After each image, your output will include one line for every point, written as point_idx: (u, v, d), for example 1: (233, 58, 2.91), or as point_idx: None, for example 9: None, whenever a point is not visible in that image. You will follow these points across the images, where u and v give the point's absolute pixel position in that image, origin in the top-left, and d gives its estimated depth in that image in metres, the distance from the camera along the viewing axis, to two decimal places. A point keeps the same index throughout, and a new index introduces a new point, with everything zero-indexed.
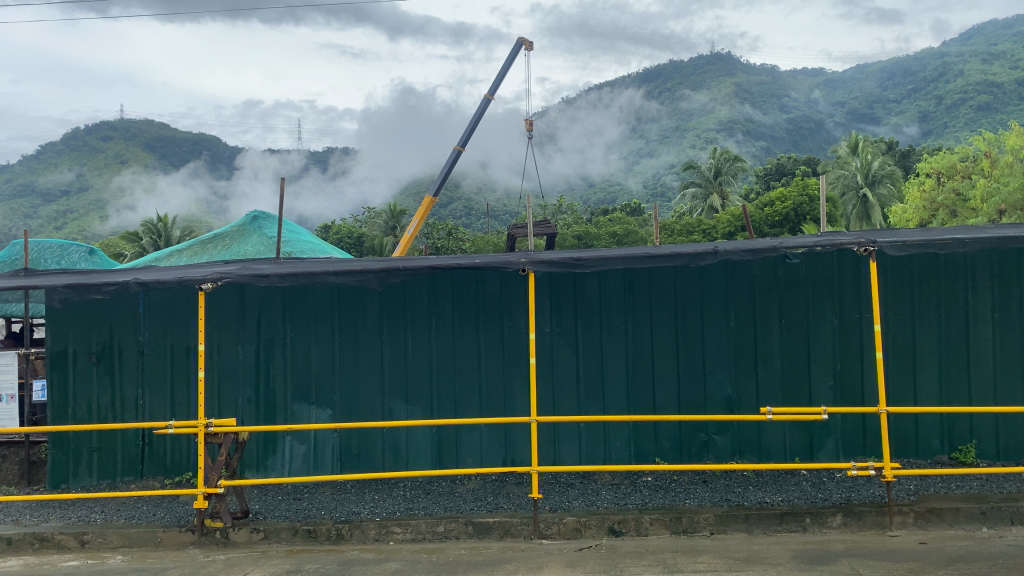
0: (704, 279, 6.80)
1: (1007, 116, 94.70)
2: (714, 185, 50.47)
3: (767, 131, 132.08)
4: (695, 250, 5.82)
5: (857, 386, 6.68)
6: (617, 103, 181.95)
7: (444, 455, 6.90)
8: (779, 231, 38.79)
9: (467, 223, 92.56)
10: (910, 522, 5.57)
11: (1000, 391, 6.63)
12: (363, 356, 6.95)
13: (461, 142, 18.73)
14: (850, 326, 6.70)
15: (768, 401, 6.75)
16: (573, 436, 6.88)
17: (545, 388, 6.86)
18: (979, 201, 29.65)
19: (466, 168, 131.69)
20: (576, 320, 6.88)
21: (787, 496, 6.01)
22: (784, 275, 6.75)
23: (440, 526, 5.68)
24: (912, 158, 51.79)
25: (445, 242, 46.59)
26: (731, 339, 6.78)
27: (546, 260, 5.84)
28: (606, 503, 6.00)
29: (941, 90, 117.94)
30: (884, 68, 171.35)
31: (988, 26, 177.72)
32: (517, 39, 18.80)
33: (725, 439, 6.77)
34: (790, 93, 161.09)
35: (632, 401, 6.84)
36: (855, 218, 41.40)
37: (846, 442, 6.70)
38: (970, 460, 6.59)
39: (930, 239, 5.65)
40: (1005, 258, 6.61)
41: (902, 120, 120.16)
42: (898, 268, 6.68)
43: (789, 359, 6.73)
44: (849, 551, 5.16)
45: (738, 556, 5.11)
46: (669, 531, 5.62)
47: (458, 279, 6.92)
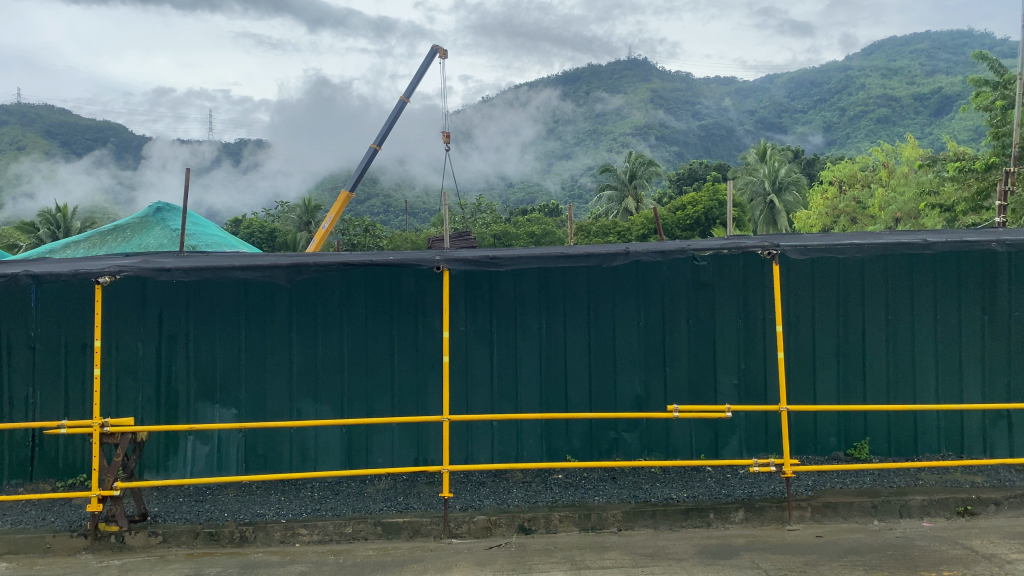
0: (618, 280, 6.89)
1: (904, 129, 100.41)
2: (630, 188, 51.32)
3: (680, 137, 135.56)
4: (607, 252, 5.93)
5: (760, 385, 6.89)
6: (535, 101, 183.13)
7: (354, 454, 6.80)
8: (690, 234, 40.00)
9: (384, 220, 91.74)
10: (807, 516, 5.79)
11: (892, 391, 6.94)
12: (272, 354, 6.78)
13: (377, 142, 18.49)
14: (754, 326, 6.89)
15: (675, 398, 6.90)
16: (485, 435, 6.88)
17: (458, 387, 6.85)
18: (877, 209, 31.31)
19: (383, 164, 130.43)
20: (491, 319, 6.87)
21: (692, 491, 6.16)
22: (693, 277, 6.89)
23: (348, 527, 5.59)
24: (817, 166, 53.96)
25: (362, 240, 45.92)
26: (642, 338, 6.90)
27: (461, 257, 5.82)
28: (516, 501, 6.02)
29: (845, 102, 123.60)
30: (793, 80, 177.86)
31: (888, 43, 186.94)
32: (432, 44, 18.74)
33: (634, 436, 6.88)
34: (703, 100, 165.54)
35: (545, 399, 6.88)
36: (762, 223, 42.98)
37: (749, 439, 6.89)
38: (864, 456, 6.88)
39: (829, 245, 5.88)
40: (897, 263, 6.91)
41: (808, 129, 125.16)
42: (798, 271, 6.91)
43: (696, 358, 6.90)
44: (750, 545, 5.32)
45: (644, 552, 5.20)
46: (578, 528, 5.68)
47: (371, 277, 6.80)
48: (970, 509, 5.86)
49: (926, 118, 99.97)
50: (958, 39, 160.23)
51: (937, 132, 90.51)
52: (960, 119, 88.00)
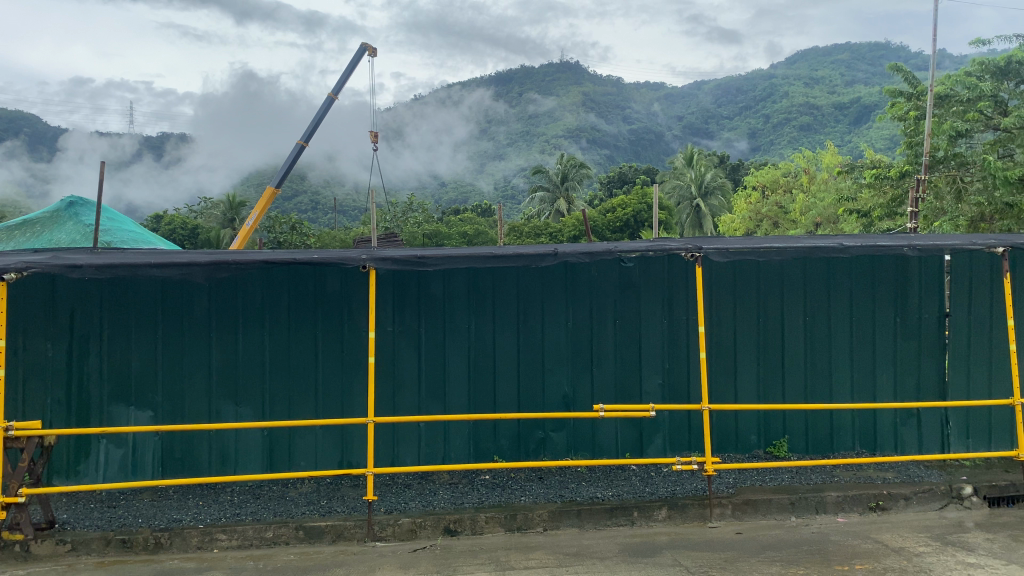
0: (546, 281, 6.91)
1: (824, 136, 103.87)
2: (561, 189, 51.68)
3: (611, 140, 137.23)
4: (536, 252, 5.94)
5: (683, 385, 7.01)
6: (467, 100, 182.80)
7: (276, 457, 6.66)
8: (620, 235, 40.55)
9: (312, 217, 90.23)
10: (728, 513, 5.90)
11: (809, 390, 7.15)
12: (191, 355, 6.59)
13: (304, 138, 18.13)
14: (679, 327, 7.00)
15: (601, 398, 6.96)
16: (411, 436, 6.82)
17: (384, 388, 6.77)
18: (798, 214, 32.34)
19: (312, 160, 128.25)
20: (418, 319, 6.81)
21: (617, 490, 6.22)
22: (620, 278, 6.96)
23: (268, 532, 5.46)
24: (742, 172, 55.31)
25: (289, 237, 45.00)
26: (569, 338, 6.94)
27: (387, 257, 5.74)
28: (442, 502, 5.98)
29: (769, 110, 127.17)
30: (720, 86, 182.07)
31: (811, 53, 193.05)
32: (361, 42, 18.49)
33: (561, 436, 6.91)
34: (632, 104, 168.01)
35: (473, 400, 6.86)
36: (689, 226, 43.85)
37: (673, 438, 7.00)
38: (783, 454, 7.06)
39: (750, 248, 6.01)
40: (815, 266, 7.11)
41: (733, 135, 128.31)
42: (721, 273, 7.05)
43: (622, 358, 6.97)
44: (672, 542, 5.40)
45: (569, 552, 5.23)
46: (503, 529, 5.67)
47: (295, 275, 6.65)
48: (881, 504, 6.08)
49: (845, 126, 103.68)
50: (875, 52, 166.55)
51: (855, 139, 93.89)
52: (877, 128, 91.51)
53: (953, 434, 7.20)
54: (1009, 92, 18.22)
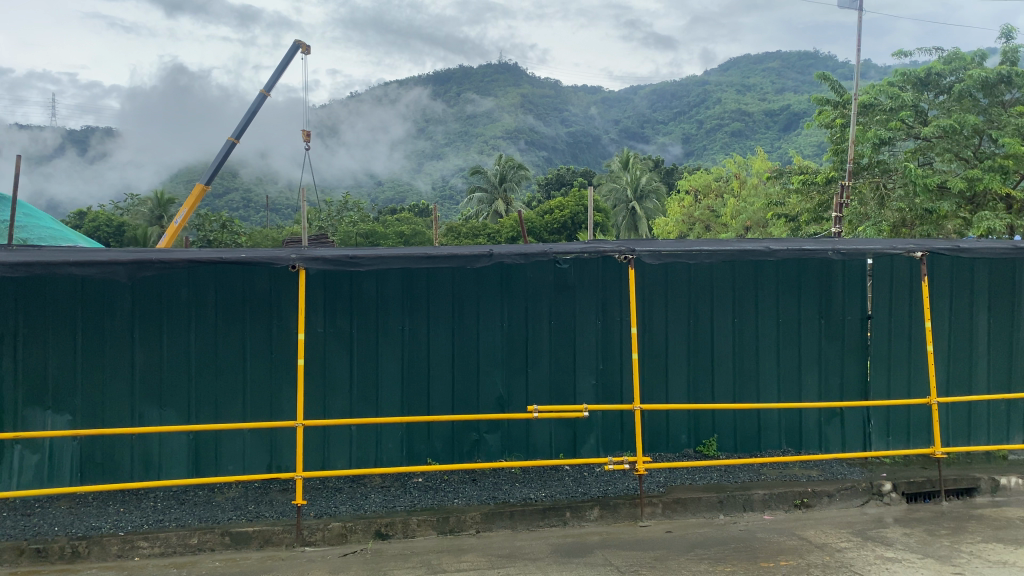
0: (482, 283, 6.88)
1: (755, 143, 106.42)
2: (499, 191, 51.69)
3: (548, 142, 138.02)
4: (471, 253, 5.92)
5: (616, 386, 7.08)
6: (405, 99, 181.54)
7: (202, 462, 6.49)
8: (558, 237, 40.82)
9: (244, 215, 88.34)
10: (658, 512, 5.98)
11: (738, 390, 7.29)
12: (113, 357, 6.37)
13: (235, 135, 17.72)
14: (612, 329, 7.06)
15: (535, 399, 6.97)
16: (343, 439, 6.72)
17: (315, 390, 6.66)
18: (729, 218, 33.06)
19: (245, 157, 125.49)
20: (350, 320, 6.72)
21: (550, 491, 6.24)
22: (555, 279, 6.98)
23: (193, 538, 5.31)
24: (676, 176, 56.25)
25: (219, 236, 43.92)
26: (504, 339, 6.93)
27: (318, 257, 5.65)
28: (373, 506, 5.91)
29: (703, 115, 129.72)
30: (655, 92, 184.91)
31: (743, 61, 197.56)
32: (294, 39, 18.17)
33: (495, 438, 6.90)
34: (570, 107, 169.39)
35: (406, 402, 6.80)
36: (625, 228, 44.38)
37: (606, 438, 7.06)
38: (712, 453, 7.20)
39: (682, 251, 6.11)
40: (744, 269, 7.25)
41: (668, 139, 130.46)
42: (653, 275, 7.14)
43: (556, 359, 7.00)
44: (603, 542, 5.44)
45: (501, 554, 5.22)
46: (435, 532, 5.63)
47: (223, 275, 6.50)
48: (806, 501, 6.24)
49: (775, 133, 106.45)
50: (804, 61, 171.42)
51: (784, 146, 96.54)
52: (805, 135, 94.28)
53: (874, 433, 7.43)
54: (929, 103, 18.89)
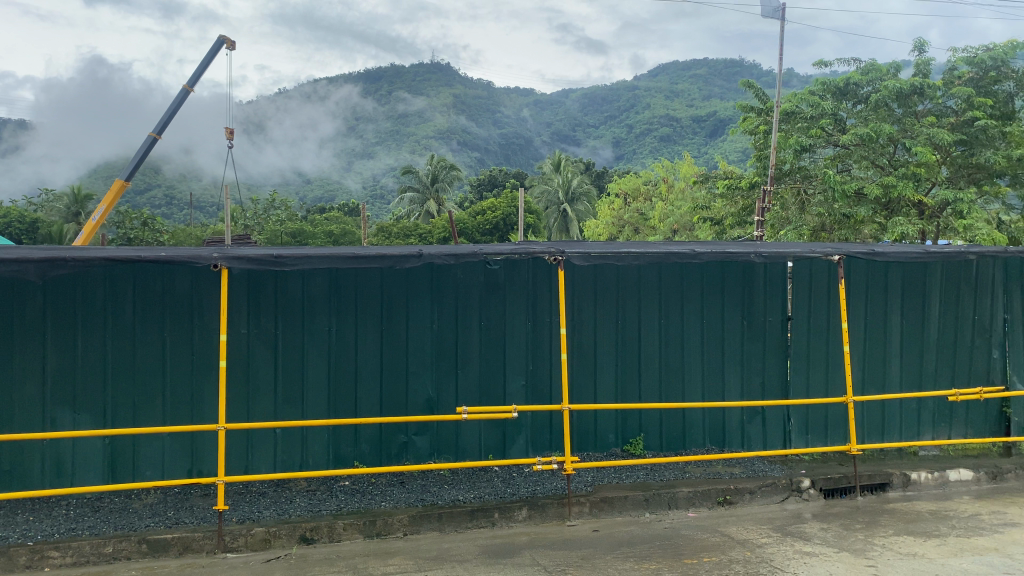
0: (411, 284, 6.83)
1: (682, 148, 108.64)
2: (431, 191, 51.48)
3: (480, 143, 138.11)
4: (400, 252, 5.87)
5: (545, 386, 7.11)
6: (335, 96, 179.00)
7: (119, 467, 6.27)
8: (489, 238, 40.89)
9: (166, 213, 85.82)
10: (585, 511, 6.03)
11: (664, 389, 7.42)
12: (22, 359, 6.10)
13: (157, 130, 17.19)
14: (542, 329, 7.10)
15: (464, 400, 6.96)
16: (267, 442, 6.58)
17: (238, 393, 6.51)
18: (657, 220, 33.70)
19: (168, 153, 121.84)
20: (276, 321, 6.59)
21: (479, 492, 6.23)
22: (485, 280, 6.98)
23: (108, 547, 5.13)
24: (606, 179, 56.98)
25: (140, 233, 42.54)
26: (433, 340, 6.89)
27: (242, 256, 5.52)
28: (298, 510, 5.80)
29: (633, 120, 131.75)
30: (587, 95, 186.98)
31: (672, 67, 201.18)
32: (219, 34, 17.73)
33: (423, 440, 6.85)
34: (502, 108, 169.81)
35: (332, 404, 6.71)
36: (557, 230, 44.76)
37: (535, 438, 7.09)
38: (639, 451, 7.31)
39: (610, 252, 6.19)
40: (671, 271, 7.38)
41: (599, 143, 132.07)
42: (582, 277, 7.20)
43: (486, 360, 7.00)
44: (531, 542, 5.46)
45: (429, 556, 5.19)
46: (362, 535, 5.56)
47: (142, 275, 6.29)
48: (729, 498, 6.38)
49: (702, 139, 108.88)
50: (730, 68, 175.58)
51: (710, 151, 98.85)
52: (730, 141, 96.68)
53: (794, 430, 7.64)
54: (848, 111, 19.26)
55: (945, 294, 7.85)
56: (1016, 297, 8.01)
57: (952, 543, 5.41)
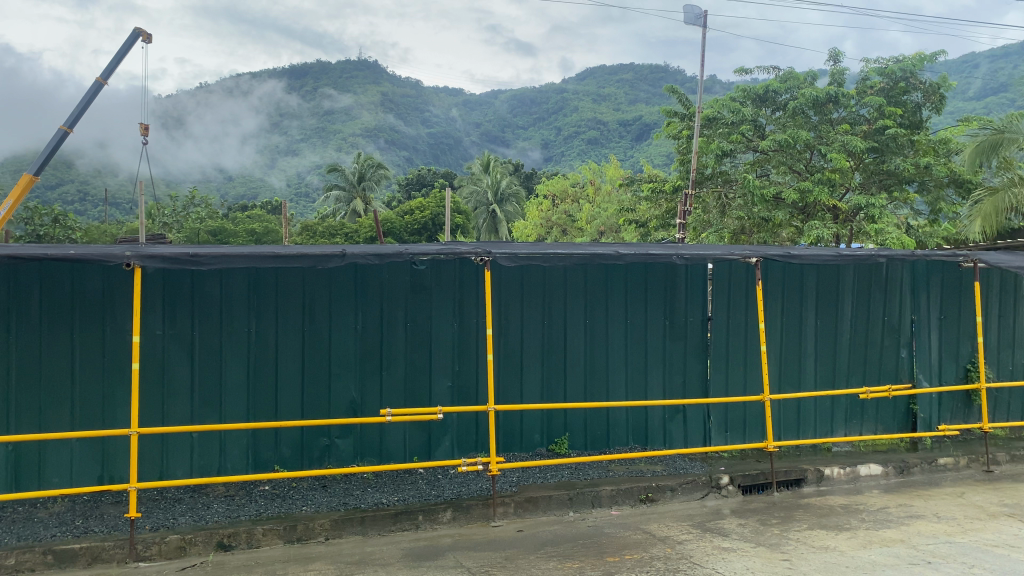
0: (334, 284, 6.72)
1: (609, 150, 110.13)
2: (357, 189, 50.84)
3: (409, 142, 137.15)
4: (323, 252, 5.77)
5: (471, 388, 7.09)
6: (258, 91, 175.13)
7: (24, 475, 5.99)
8: (417, 238, 40.66)
9: (79, 209, 82.52)
10: (510, 512, 6.04)
11: (589, 389, 7.49)
12: None
13: (68, 124, 16.50)
14: (468, 330, 7.08)
15: (389, 402, 6.88)
16: (183, 447, 6.39)
17: (153, 396, 6.30)
18: (585, 222, 34.09)
19: (81, 146, 117.07)
20: (192, 321, 6.40)
21: (403, 495, 6.17)
22: (411, 280, 6.92)
23: (9, 559, 4.89)
24: (535, 181, 57.32)
25: (50, 229, 40.75)
26: (356, 341, 6.80)
27: (156, 255, 5.34)
28: (215, 516, 5.64)
29: (561, 122, 132.86)
30: (516, 96, 187.71)
31: (599, 71, 203.92)
32: (134, 26, 17.14)
33: (346, 442, 6.75)
34: (431, 108, 169.01)
35: (252, 407, 6.55)
36: (485, 231, 44.80)
37: (460, 440, 7.06)
38: (564, 451, 7.36)
39: (537, 253, 6.21)
40: (597, 272, 7.45)
41: (528, 144, 132.74)
42: (509, 278, 7.20)
43: (411, 361, 6.94)
44: (456, 544, 5.43)
45: (350, 560, 5.11)
46: (282, 541, 5.44)
47: (50, 273, 6.03)
48: (650, 496, 6.48)
49: (629, 142, 110.57)
50: (655, 73, 178.76)
51: (636, 154, 100.55)
52: (656, 145, 98.43)
53: (714, 428, 7.81)
54: (766, 117, 19.89)
55: (857, 295, 8.15)
56: (923, 299, 8.39)
57: (862, 536, 5.61)
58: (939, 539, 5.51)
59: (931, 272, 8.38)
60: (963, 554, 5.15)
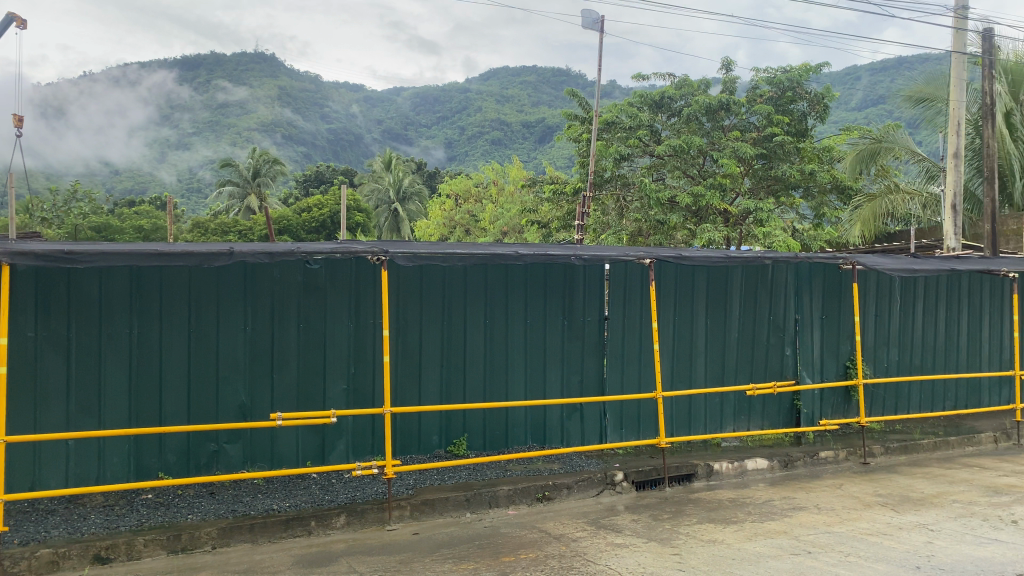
0: (223, 283, 6.49)
1: (513, 151, 110.84)
2: (252, 185, 49.37)
3: (309, 138, 134.29)
4: (210, 251, 5.55)
5: (367, 389, 6.98)
6: (148, 82, 167.94)
7: None
8: (315, 236, 39.83)
9: None
10: (406, 515, 5.97)
11: (488, 390, 7.49)
12: None
13: None
14: (363, 331, 6.96)
15: (281, 405, 6.70)
16: (58, 455, 6.04)
17: (24, 402, 5.93)
18: (487, 223, 34.17)
19: None
20: (68, 323, 6.06)
21: (295, 501, 6.01)
22: (304, 280, 6.75)
23: None
24: (437, 180, 57.04)
25: None
26: (247, 343, 6.58)
27: (27, 252, 5.03)
28: (92, 528, 5.36)
29: (465, 121, 132.86)
30: (419, 95, 186.58)
31: (503, 72, 204.92)
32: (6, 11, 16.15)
33: (236, 448, 6.53)
34: (332, 104, 165.99)
35: (134, 412, 6.26)
36: (386, 230, 44.30)
37: (355, 443, 6.94)
38: (462, 452, 7.32)
39: (434, 253, 6.15)
40: (496, 271, 7.44)
41: (431, 143, 132.12)
42: (407, 278, 7.11)
43: (304, 364, 6.77)
44: (349, 549, 5.33)
45: (238, 570, 4.94)
46: (165, 551, 5.21)
47: None
48: (547, 494, 6.53)
49: (532, 143, 111.56)
50: (558, 76, 181.12)
51: (538, 156, 101.52)
52: (558, 147, 99.61)
53: (609, 426, 7.95)
54: (662, 123, 20.40)
55: (745, 296, 8.44)
56: (806, 299, 8.77)
57: (748, 528, 5.81)
58: (819, 529, 5.76)
59: (813, 274, 8.75)
60: (840, 543, 5.40)
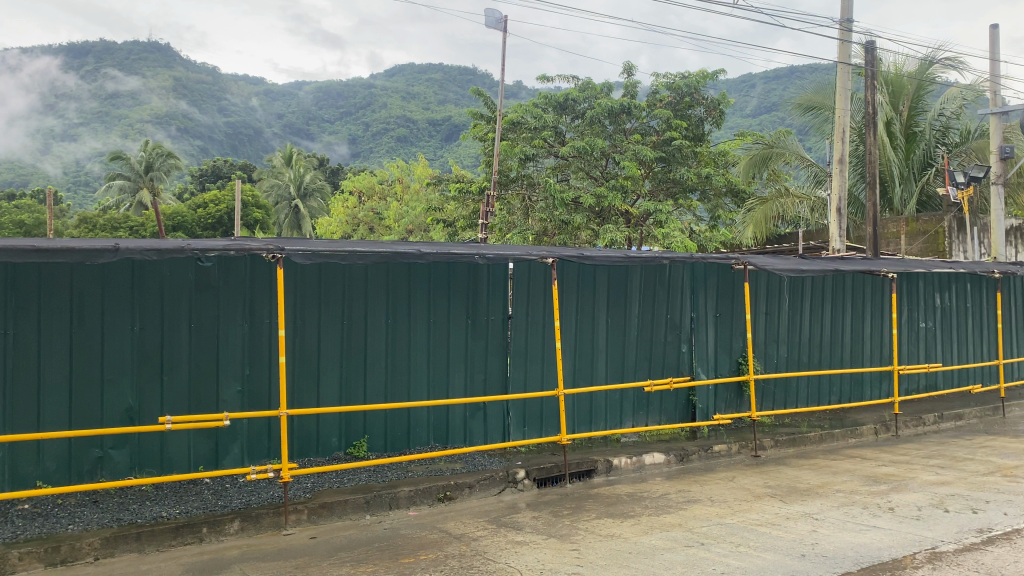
0: (108, 282, 6.20)
1: (418, 149, 110.24)
2: (144, 179, 47.43)
3: (206, 132, 129.96)
4: (94, 247, 5.29)
5: (263, 391, 6.80)
6: (31, 68, 158.97)
7: None
8: (211, 232, 38.58)
9: None
10: (303, 519, 5.84)
11: (390, 389, 7.41)
12: None
13: None
14: (259, 331, 6.78)
15: (171, 409, 6.45)
16: None
17: None
18: (392, 221, 33.88)
19: None
20: None
21: (185, 507, 5.80)
22: (196, 278, 6.52)
23: None
24: (341, 176, 56.09)
25: None
26: (134, 344, 6.31)
27: None
28: None
29: (370, 118, 131.30)
30: (323, 89, 183.19)
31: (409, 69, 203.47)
32: None
33: (122, 453, 6.25)
34: (231, 97, 161.15)
35: (10, 417, 5.90)
36: (287, 227, 43.34)
37: (250, 446, 6.75)
38: (362, 454, 7.21)
39: (332, 251, 6.04)
40: (397, 270, 7.37)
41: (335, 139, 129.94)
42: (307, 277, 6.96)
43: (196, 365, 6.54)
44: (242, 556, 5.18)
45: None
46: (43, 564, 4.93)
47: None
48: (449, 494, 6.52)
49: (438, 142, 111.20)
50: (465, 74, 181.21)
51: (444, 154, 101.31)
52: (463, 145, 99.67)
53: (512, 424, 8.00)
54: (566, 124, 20.66)
55: (644, 295, 8.64)
56: (701, 299, 9.04)
57: (644, 522, 5.94)
58: (711, 521, 5.95)
59: (708, 274, 9.04)
60: (730, 534, 5.58)
